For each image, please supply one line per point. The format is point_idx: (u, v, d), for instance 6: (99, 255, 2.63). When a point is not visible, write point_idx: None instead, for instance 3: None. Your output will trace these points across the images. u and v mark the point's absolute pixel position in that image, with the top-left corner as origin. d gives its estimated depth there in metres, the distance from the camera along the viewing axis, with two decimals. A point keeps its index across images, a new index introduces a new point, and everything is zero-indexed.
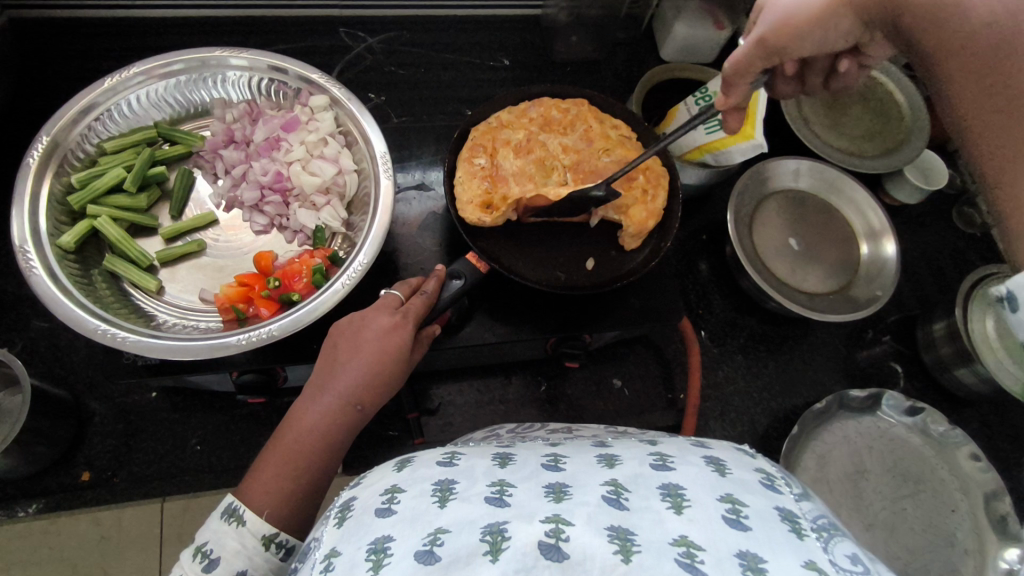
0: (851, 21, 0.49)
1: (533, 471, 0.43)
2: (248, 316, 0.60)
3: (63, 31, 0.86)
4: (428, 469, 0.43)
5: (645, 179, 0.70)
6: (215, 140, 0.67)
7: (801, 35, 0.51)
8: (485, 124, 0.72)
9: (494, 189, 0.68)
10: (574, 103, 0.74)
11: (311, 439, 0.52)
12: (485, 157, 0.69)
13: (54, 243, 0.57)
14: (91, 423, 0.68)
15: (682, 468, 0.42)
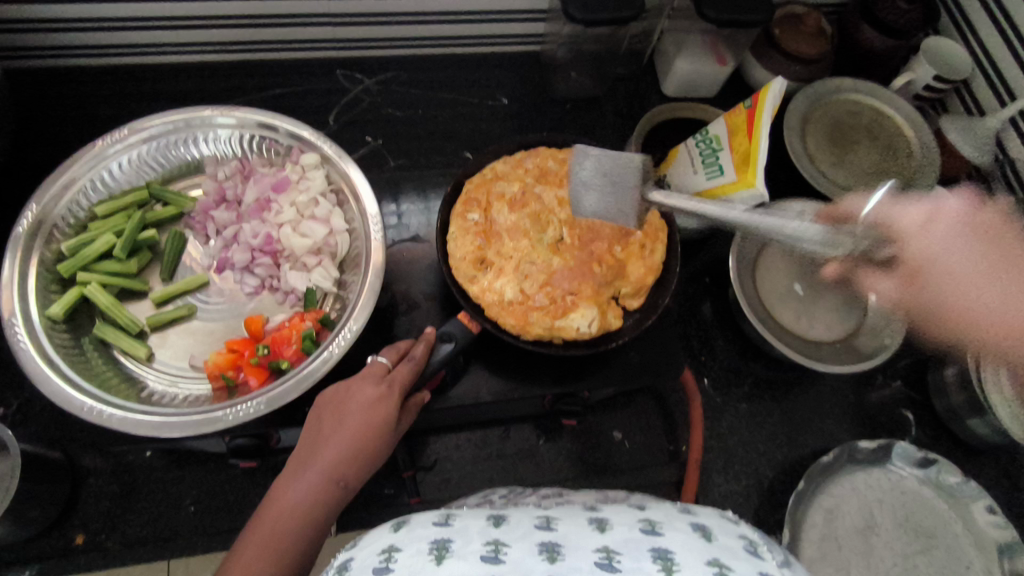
0: None
1: (527, 532, 0.47)
2: (237, 384, 0.59)
3: (61, 81, 0.86)
4: (426, 529, 0.47)
5: (643, 233, 0.69)
6: (206, 201, 0.67)
7: None
8: (479, 177, 0.71)
9: (487, 245, 0.67)
10: (572, 152, 0.73)
11: (292, 519, 0.51)
12: (478, 212, 0.69)
13: (43, 314, 0.58)
14: (85, 483, 0.68)
15: (670, 536, 0.47)
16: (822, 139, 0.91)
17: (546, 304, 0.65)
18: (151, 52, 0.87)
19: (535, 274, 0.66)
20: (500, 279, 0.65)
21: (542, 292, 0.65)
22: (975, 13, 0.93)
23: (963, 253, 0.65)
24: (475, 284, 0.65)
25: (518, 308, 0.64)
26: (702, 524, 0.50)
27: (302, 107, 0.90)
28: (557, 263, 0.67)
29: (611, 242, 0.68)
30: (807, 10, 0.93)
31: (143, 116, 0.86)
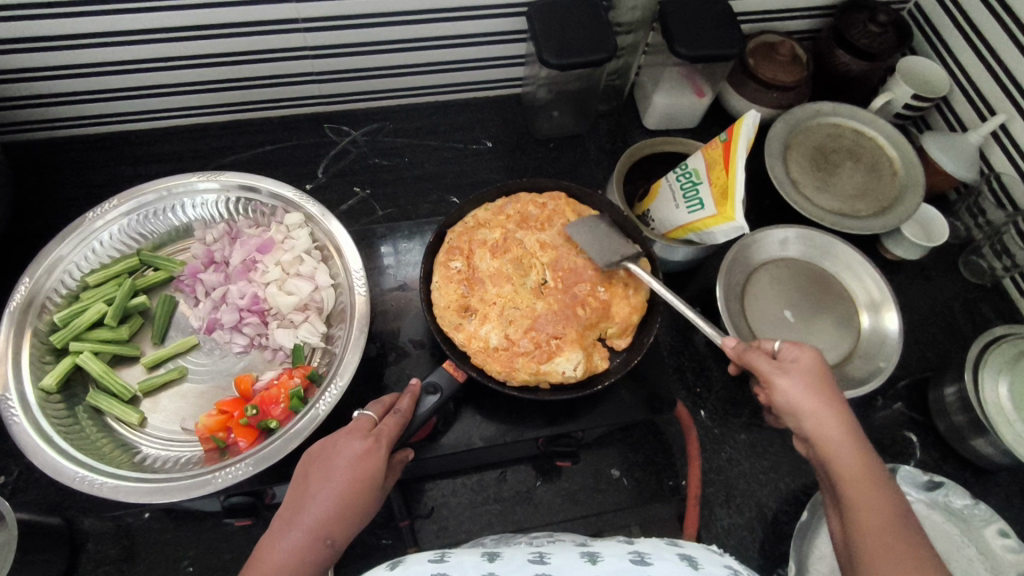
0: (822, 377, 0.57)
1: (521, 566, 0.50)
2: (228, 444, 0.60)
3: (57, 150, 0.89)
4: (421, 567, 0.50)
5: (625, 272, 0.70)
6: (195, 264, 0.70)
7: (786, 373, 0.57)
8: (461, 225, 0.72)
9: (471, 292, 0.68)
10: (551, 196, 0.74)
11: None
12: (461, 260, 0.70)
13: (36, 386, 0.60)
14: (85, 548, 0.67)
15: (658, 564, 0.51)
16: (806, 164, 0.91)
17: (531, 348, 0.65)
18: (143, 117, 0.89)
19: (520, 319, 0.66)
20: (485, 326, 0.66)
21: (526, 337, 0.65)
22: (949, 33, 0.94)
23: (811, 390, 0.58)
24: (461, 332, 0.66)
25: (503, 354, 0.65)
26: (688, 553, 0.53)
27: (290, 161, 0.92)
28: (540, 307, 0.67)
29: (595, 283, 0.69)
30: (782, 39, 0.95)
31: (135, 178, 0.88)
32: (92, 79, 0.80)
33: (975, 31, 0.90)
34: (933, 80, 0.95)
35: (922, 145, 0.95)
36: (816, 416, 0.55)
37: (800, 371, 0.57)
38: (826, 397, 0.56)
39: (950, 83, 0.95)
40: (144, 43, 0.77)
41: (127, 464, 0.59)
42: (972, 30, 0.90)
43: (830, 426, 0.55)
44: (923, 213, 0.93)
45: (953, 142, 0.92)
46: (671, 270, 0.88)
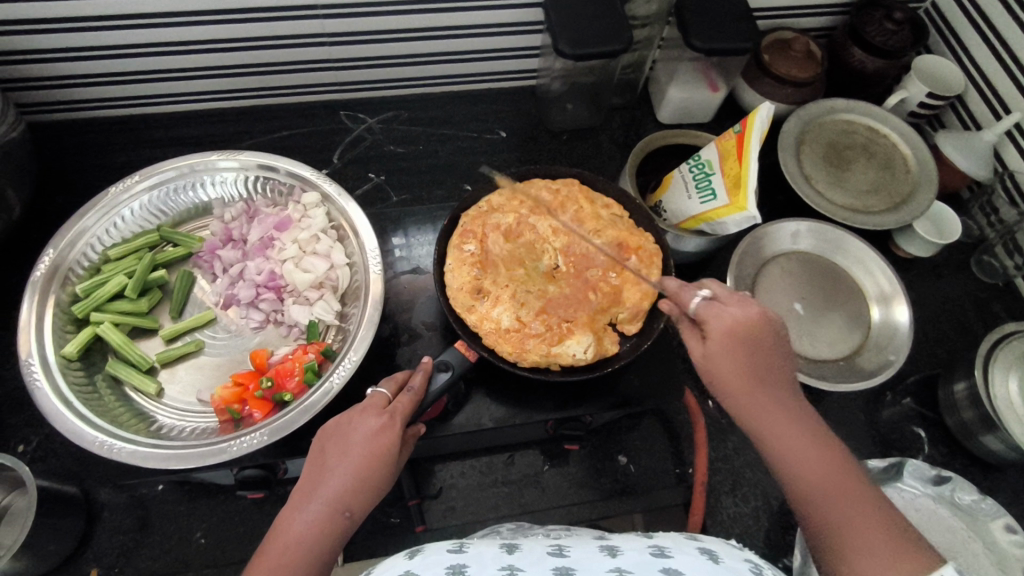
0: (722, 338, 0.56)
1: (540, 558, 0.51)
2: (243, 416, 0.62)
3: (81, 131, 0.90)
4: (440, 556, 0.50)
5: (637, 258, 0.70)
6: (213, 241, 0.72)
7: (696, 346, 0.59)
8: (474, 209, 0.72)
9: (483, 275, 0.68)
10: (565, 182, 0.75)
11: (299, 552, 0.50)
12: (474, 243, 0.70)
13: (58, 354, 0.61)
14: (100, 517, 0.69)
15: (679, 557, 0.50)
16: (819, 160, 0.91)
17: (543, 331, 0.66)
18: (163, 100, 0.91)
19: (533, 301, 0.68)
20: (497, 308, 0.67)
21: (538, 319, 0.66)
22: (964, 31, 0.94)
23: (737, 383, 0.56)
24: (473, 313, 0.67)
25: (514, 336, 0.65)
26: (708, 548, 0.53)
27: (307, 147, 0.94)
28: (552, 292, 0.68)
29: (606, 269, 0.70)
30: (796, 34, 0.94)
31: (156, 159, 0.89)
32: (116, 61, 0.82)
33: (992, 30, 0.90)
34: (948, 78, 0.95)
35: (936, 144, 0.95)
36: (723, 379, 0.57)
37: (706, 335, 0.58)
38: (725, 359, 0.56)
39: (965, 82, 0.95)
40: (169, 26, 0.78)
41: (144, 431, 0.60)
42: (989, 29, 0.90)
43: (738, 392, 0.56)
44: (936, 210, 0.93)
45: (967, 140, 0.92)
46: (682, 262, 0.89)
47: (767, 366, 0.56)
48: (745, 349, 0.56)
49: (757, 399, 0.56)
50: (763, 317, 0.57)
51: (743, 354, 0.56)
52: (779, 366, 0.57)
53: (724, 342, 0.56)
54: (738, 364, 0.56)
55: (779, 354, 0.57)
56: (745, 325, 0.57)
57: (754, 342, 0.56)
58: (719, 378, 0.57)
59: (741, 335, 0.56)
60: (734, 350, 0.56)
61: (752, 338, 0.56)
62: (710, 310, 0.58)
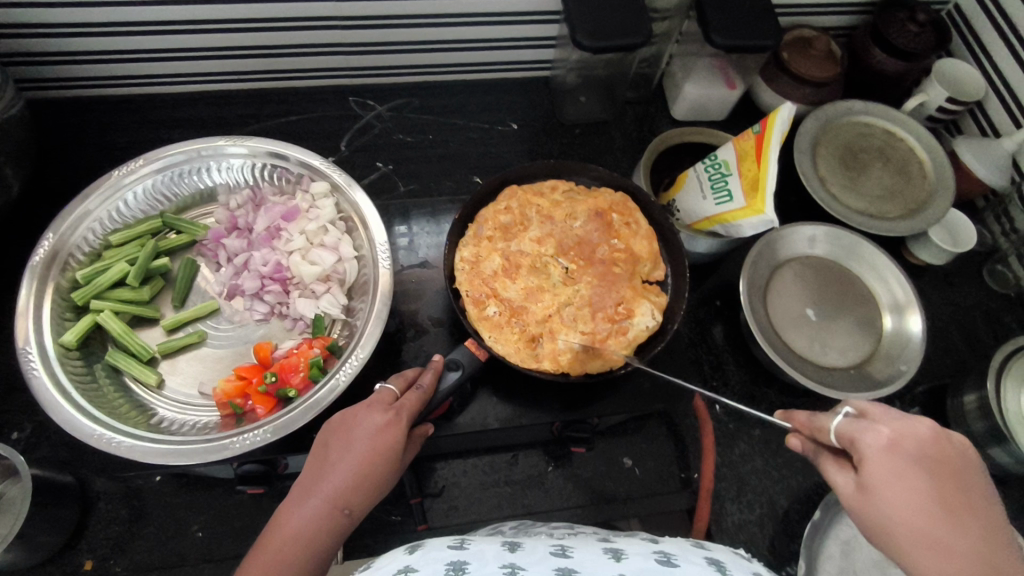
0: (894, 452, 0.46)
1: (543, 558, 0.48)
2: (245, 411, 0.61)
3: (82, 109, 0.88)
4: (439, 553, 0.48)
5: (618, 213, 0.71)
6: (218, 229, 0.71)
7: (880, 475, 0.46)
8: (462, 273, 0.68)
9: (523, 324, 0.65)
10: (507, 197, 0.72)
11: (296, 549, 0.49)
12: (491, 303, 0.66)
13: (56, 342, 0.60)
14: (95, 507, 0.67)
15: (687, 567, 0.48)
16: (843, 178, 0.89)
17: (609, 327, 0.65)
18: (168, 81, 0.88)
19: (585, 308, 0.66)
20: (561, 338, 0.65)
21: (597, 321, 0.65)
22: (987, 35, 0.92)
23: (925, 517, 0.44)
24: (545, 359, 0.64)
25: (596, 349, 0.64)
26: (715, 559, 0.51)
27: (314, 133, 0.91)
28: (584, 290, 0.67)
29: (607, 241, 0.69)
30: (818, 34, 0.92)
31: (159, 141, 0.87)
32: (119, 38, 0.79)
33: (1016, 35, 0.88)
34: (969, 84, 0.94)
35: (953, 150, 0.93)
36: (910, 527, 0.44)
37: (871, 451, 0.47)
38: (915, 482, 0.45)
39: (985, 88, 0.94)
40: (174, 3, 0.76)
41: (144, 424, 0.59)
42: (1014, 35, 0.89)
43: (951, 555, 0.42)
44: (950, 218, 0.92)
45: (985, 147, 0.90)
46: (692, 263, 0.87)
47: (953, 496, 0.45)
48: (925, 477, 0.45)
49: (973, 557, 0.42)
50: (940, 435, 0.47)
51: (924, 483, 0.45)
52: (984, 511, 0.45)
53: (894, 464, 0.46)
54: (924, 499, 0.44)
55: (969, 489, 0.46)
56: (914, 438, 0.46)
57: (937, 469, 0.46)
58: (909, 525, 0.44)
59: (912, 453, 0.46)
60: (909, 462, 0.45)
61: (929, 458, 0.46)
62: (858, 426, 0.48)
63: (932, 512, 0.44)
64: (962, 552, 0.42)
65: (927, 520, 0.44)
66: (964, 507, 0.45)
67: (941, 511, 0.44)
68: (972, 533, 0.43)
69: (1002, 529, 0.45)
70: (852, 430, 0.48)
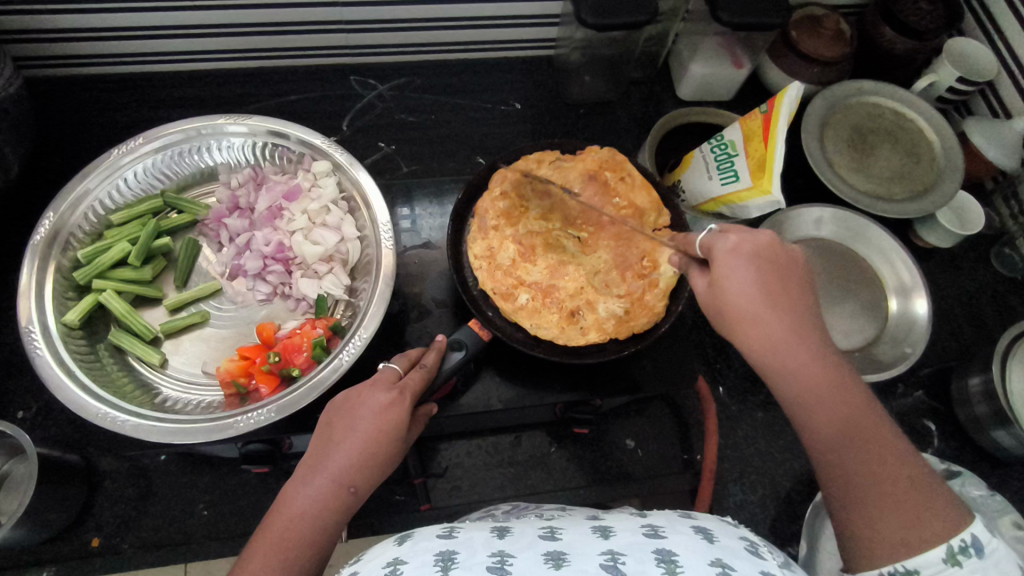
0: (736, 253, 0.53)
1: (531, 542, 0.47)
2: (249, 391, 0.61)
3: (81, 88, 0.87)
4: (429, 543, 0.47)
5: (609, 171, 0.70)
6: (220, 209, 0.70)
7: (723, 272, 0.53)
8: (483, 268, 0.67)
9: (554, 301, 0.65)
10: (496, 180, 0.69)
11: (302, 527, 0.49)
12: (519, 290, 0.65)
13: (59, 321, 0.60)
14: (101, 486, 0.68)
15: (673, 537, 0.47)
16: (860, 161, 0.88)
17: (640, 286, 0.66)
18: (168, 59, 0.87)
19: (612, 274, 0.67)
20: (600, 307, 0.65)
21: (625, 283, 0.66)
22: (1000, 12, 0.91)
23: (754, 302, 0.51)
24: (591, 331, 0.65)
25: (635, 308, 0.66)
26: (703, 526, 0.50)
27: (316, 113, 0.91)
28: (605, 255, 0.68)
29: (609, 202, 0.69)
30: (827, 13, 0.91)
31: (160, 120, 0.86)
32: (117, 15, 0.78)
33: None
34: (981, 63, 0.92)
35: (963, 130, 0.92)
36: (738, 311, 0.52)
37: (720, 254, 0.53)
38: (751, 277, 0.52)
39: (998, 67, 0.92)
40: None
41: (148, 403, 0.59)
42: None
43: (772, 335, 0.51)
44: (958, 200, 0.91)
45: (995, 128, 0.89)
46: None
47: (782, 290, 0.52)
48: (758, 273, 0.52)
49: (789, 336, 0.51)
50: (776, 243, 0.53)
51: (755, 276, 0.52)
52: (801, 296, 0.53)
53: (731, 262, 0.53)
54: (751, 288, 0.52)
55: (795, 285, 0.53)
56: (753, 244, 0.53)
57: (769, 270, 0.52)
58: (742, 311, 0.52)
59: (748, 256, 0.52)
60: (750, 261, 0.52)
61: (763, 259, 0.52)
62: (713, 237, 0.54)
63: (761, 301, 0.52)
64: (777, 334, 0.51)
65: (753, 306, 0.52)
66: (789, 296, 0.52)
67: (766, 296, 0.51)
68: (783, 315, 0.52)
69: (813, 307, 0.53)
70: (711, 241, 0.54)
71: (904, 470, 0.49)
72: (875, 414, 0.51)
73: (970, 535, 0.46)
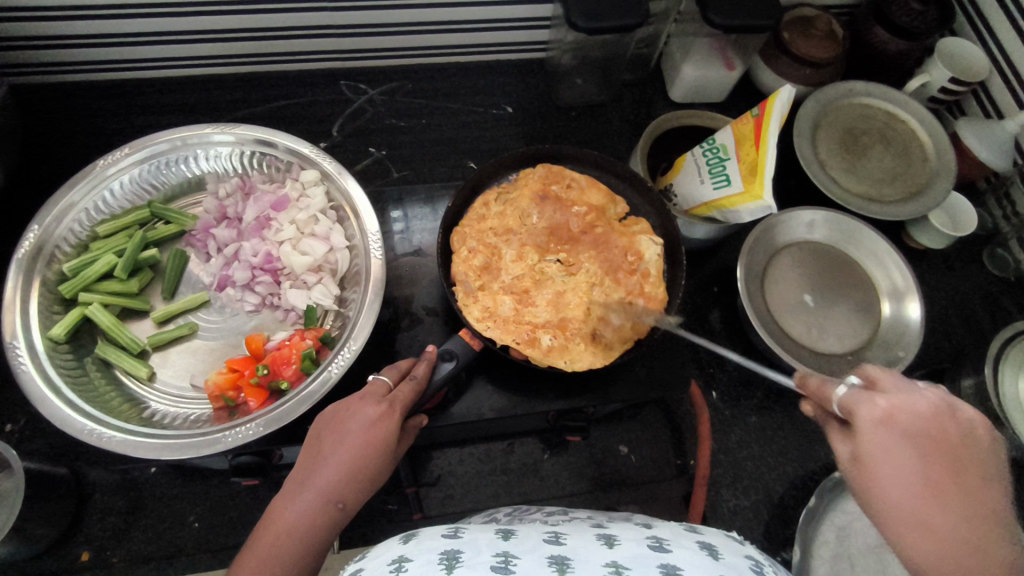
0: (895, 422, 0.41)
1: (535, 545, 0.47)
2: (238, 404, 0.60)
3: (68, 95, 0.86)
4: (434, 543, 0.47)
5: (556, 184, 0.71)
6: (207, 219, 0.70)
7: (878, 446, 0.41)
8: (478, 321, 0.64)
9: (567, 329, 0.65)
10: (457, 241, 0.68)
11: (289, 543, 0.49)
12: (532, 331, 0.64)
13: (45, 336, 0.60)
14: (91, 499, 0.67)
15: (677, 552, 0.47)
16: (862, 176, 0.87)
17: (637, 282, 0.67)
18: (155, 65, 0.86)
19: (608, 281, 0.67)
20: (611, 320, 0.66)
21: (622, 284, 0.67)
22: (991, 12, 0.90)
23: (914, 501, 0.39)
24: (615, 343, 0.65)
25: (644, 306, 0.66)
26: (708, 542, 0.50)
27: (306, 118, 0.90)
28: (590, 264, 0.68)
29: (571, 217, 0.70)
30: (818, 14, 0.92)
31: (147, 127, 0.85)
32: (102, 22, 0.77)
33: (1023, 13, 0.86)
34: (973, 63, 0.92)
35: (955, 131, 0.92)
36: (896, 501, 0.39)
37: (873, 420, 0.42)
38: (920, 453, 0.40)
39: (990, 67, 0.92)
40: None
41: (135, 418, 0.59)
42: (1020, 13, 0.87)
43: (942, 540, 0.38)
44: (951, 201, 0.91)
45: (987, 128, 0.89)
46: (689, 249, 0.87)
47: (958, 477, 0.39)
48: (926, 455, 0.40)
49: (967, 540, 0.37)
50: (942, 408, 0.42)
51: (921, 460, 0.40)
52: (989, 504, 0.39)
53: (885, 437, 0.41)
54: (917, 472, 0.39)
55: (976, 470, 0.40)
56: (911, 412, 0.41)
57: (935, 444, 0.40)
58: (902, 500, 0.39)
59: (905, 427, 0.41)
60: (910, 426, 0.41)
61: (928, 433, 0.41)
62: (856, 395, 0.43)
63: (930, 493, 0.39)
64: (946, 536, 0.38)
65: (914, 495, 0.39)
66: (971, 499, 0.39)
67: (933, 485, 0.39)
68: (958, 512, 0.38)
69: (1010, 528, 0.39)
70: (856, 402, 0.43)
71: None
72: None
73: None
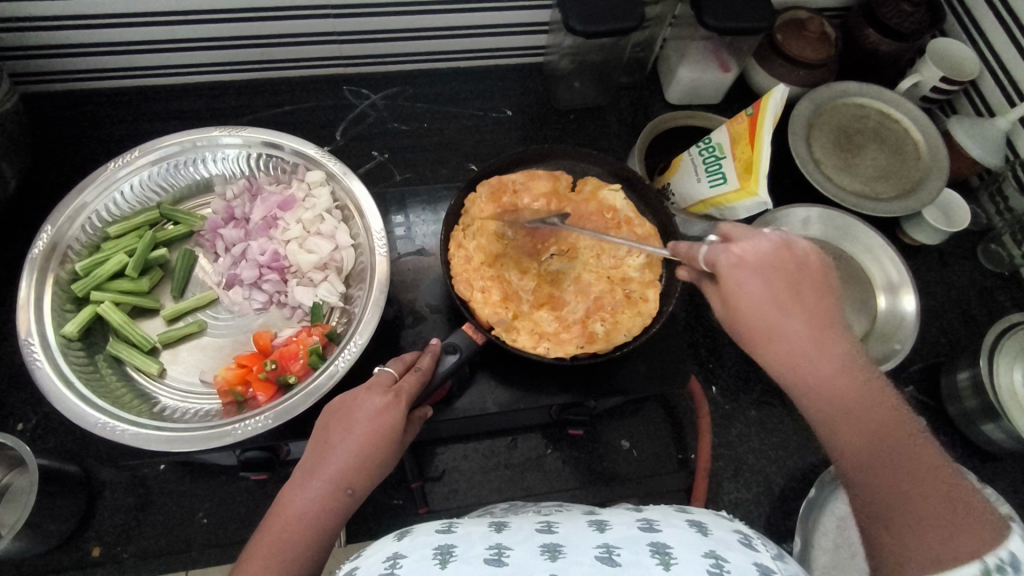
0: (740, 261, 0.52)
1: (528, 535, 0.48)
2: (247, 398, 0.62)
3: (77, 103, 0.88)
4: (428, 539, 0.48)
5: (509, 194, 0.71)
6: (215, 220, 0.71)
7: (734, 282, 0.52)
8: (532, 342, 0.65)
9: (603, 311, 0.67)
10: (463, 284, 0.67)
11: (299, 529, 0.50)
12: (582, 327, 0.67)
13: (58, 334, 0.61)
14: (101, 496, 0.68)
15: (667, 531, 0.48)
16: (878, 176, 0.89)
17: (633, 238, 0.71)
18: (162, 73, 0.88)
19: (609, 248, 0.71)
20: (631, 285, 0.69)
21: (622, 247, 0.70)
22: (981, 13, 0.92)
23: (765, 317, 0.51)
24: (643, 298, 0.68)
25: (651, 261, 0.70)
26: (698, 520, 0.51)
27: (310, 123, 0.92)
28: (583, 249, 0.71)
29: (540, 217, 0.71)
30: (811, 15, 0.93)
31: (154, 133, 0.87)
32: (112, 30, 0.79)
33: (1011, 13, 0.88)
34: (964, 63, 0.93)
35: (947, 129, 0.93)
36: (751, 319, 0.52)
37: (725, 264, 0.53)
38: (764, 283, 0.51)
39: (980, 66, 0.94)
40: None
41: (146, 412, 0.60)
42: (1009, 13, 0.88)
43: (785, 348, 0.50)
44: (945, 198, 0.92)
45: (979, 126, 0.91)
46: None
47: (794, 297, 0.51)
48: (766, 281, 0.51)
49: (799, 342, 0.50)
50: (782, 245, 0.53)
51: (764, 287, 0.51)
52: (821, 306, 0.51)
53: (738, 273, 0.52)
54: (760, 294, 0.51)
55: (810, 288, 0.51)
56: (758, 252, 0.52)
57: (773, 270, 0.51)
58: (752, 319, 0.52)
59: (753, 265, 0.52)
60: (753, 268, 0.52)
61: (769, 264, 0.52)
62: (715, 250, 0.54)
63: (771, 312, 0.51)
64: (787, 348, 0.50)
65: (759, 317, 0.51)
66: (805, 307, 0.51)
67: (774, 304, 0.51)
68: (792, 322, 0.50)
69: (839, 319, 0.52)
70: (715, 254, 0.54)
71: (920, 459, 0.45)
72: (896, 413, 0.47)
73: (1007, 551, 0.38)
